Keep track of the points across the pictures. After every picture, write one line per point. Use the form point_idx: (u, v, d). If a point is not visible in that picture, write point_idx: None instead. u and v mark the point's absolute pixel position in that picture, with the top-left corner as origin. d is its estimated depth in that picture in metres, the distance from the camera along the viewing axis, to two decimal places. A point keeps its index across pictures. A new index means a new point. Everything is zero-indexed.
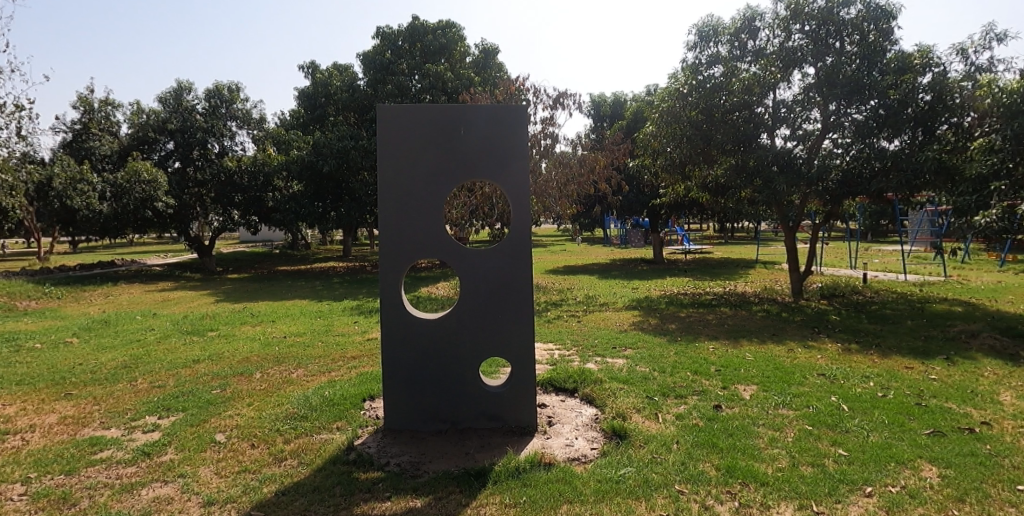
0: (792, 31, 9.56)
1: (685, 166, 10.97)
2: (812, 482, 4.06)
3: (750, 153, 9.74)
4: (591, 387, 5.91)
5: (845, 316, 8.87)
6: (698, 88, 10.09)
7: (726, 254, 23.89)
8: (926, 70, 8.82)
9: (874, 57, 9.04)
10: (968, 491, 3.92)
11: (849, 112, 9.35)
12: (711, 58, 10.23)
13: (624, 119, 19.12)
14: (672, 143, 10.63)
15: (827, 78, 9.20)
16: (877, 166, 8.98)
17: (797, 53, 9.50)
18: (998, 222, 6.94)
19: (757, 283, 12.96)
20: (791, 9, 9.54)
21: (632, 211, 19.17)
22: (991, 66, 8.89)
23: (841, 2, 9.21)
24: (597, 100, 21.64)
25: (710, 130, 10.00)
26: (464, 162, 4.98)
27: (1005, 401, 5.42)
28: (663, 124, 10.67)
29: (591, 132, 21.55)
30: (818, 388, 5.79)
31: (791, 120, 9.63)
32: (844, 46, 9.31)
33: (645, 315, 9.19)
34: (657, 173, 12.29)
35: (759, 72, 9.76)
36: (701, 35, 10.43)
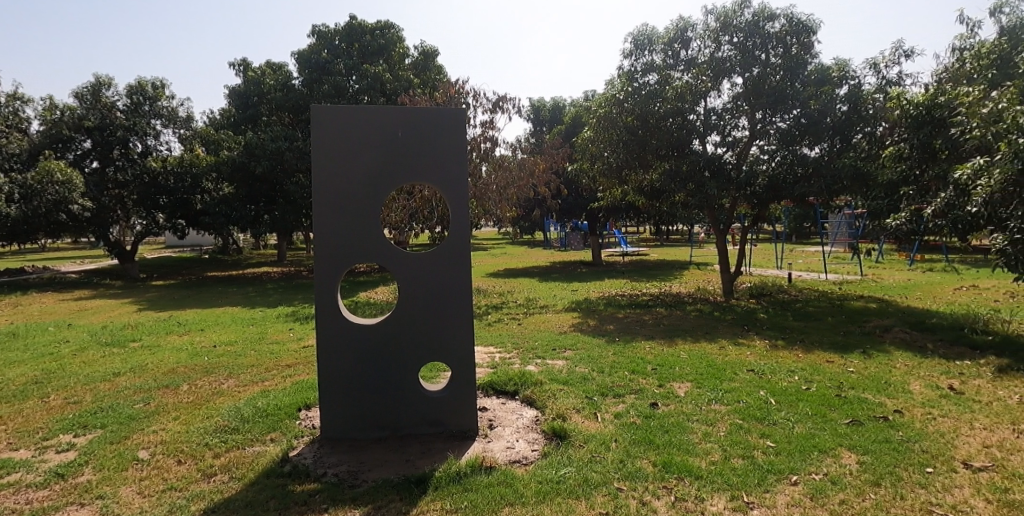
0: (722, 42, 9.87)
1: (621, 171, 11.06)
2: (743, 473, 4.31)
3: (683, 159, 10.04)
4: (532, 388, 5.90)
5: (772, 314, 9.33)
6: (634, 94, 10.19)
7: (661, 256, 24.66)
8: (843, 82, 9.37)
9: (797, 69, 9.50)
10: (883, 475, 4.28)
11: (774, 120, 9.82)
12: (647, 66, 10.38)
13: (563, 123, 19.34)
14: (609, 148, 10.74)
15: (754, 89, 9.61)
16: (800, 171, 9.46)
17: (726, 63, 9.80)
18: (907, 224, 7.22)
19: (691, 284, 13.40)
20: (721, 21, 9.84)
21: (572, 214, 19.47)
22: (900, 80, 9.55)
23: (767, 16, 9.59)
24: (537, 105, 21.83)
25: (646, 135, 10.21)
26: (403, 165, 4.91)
27: (915, 390, 5.86)
28: (600, 129, 10.78)
29: (531, 137, 21.64)
30: (748, 383, 6.04)
31: (721, 127, 9.99)
32: (770, 58, 9.68)
33: (584, 317, 9.34)
34: (595, 178, 12.37)
35: (692, 80, 10.02)
36: (636, 43, 10.57)
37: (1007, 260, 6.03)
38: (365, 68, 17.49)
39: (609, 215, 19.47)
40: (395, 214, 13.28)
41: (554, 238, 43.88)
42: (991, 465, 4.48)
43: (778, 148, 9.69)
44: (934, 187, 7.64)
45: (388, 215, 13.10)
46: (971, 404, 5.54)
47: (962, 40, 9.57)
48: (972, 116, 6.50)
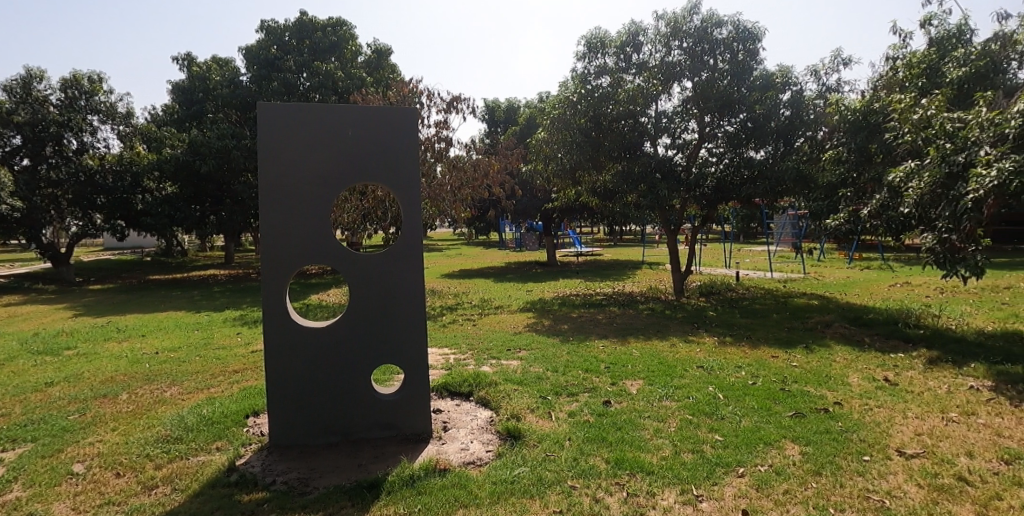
0: (672, 47, 10.07)
1: (575, 173, 11.15)
2: (692, 467, 4.42)
3: (635, 160, 10.22)
4: (486, 389, 5.89)
5: (720, 311, 9.61)
6: (588, 97, 10.29)
7: (614, 256, 25.07)
8: (786, 88, 9.73)
9: (742, 75, 9.74)
10: (824, 465, 4.47)
11: (722, 124, 10.12)
12: (599, 69, 10.49)
13: (518, 124, 19.42)
14: (563, 149, 10.81)
15: (702, 93, 9.82)
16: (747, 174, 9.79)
17: (676, 67, 10.01)
18: (845, 224, 7.54)
19: (643, 284, 13.65)
20: (671, 26, 10.03)
21: (527, 215, 19.57)
22: (839, 86, 9.99)
23: (714, 23, 9.81)
24: (491, 105, 21.82)
25: (599, 137, 10.38)
26: (353, 165, 4.82)
27: (854, 382, 6.14)
28: (554, 130, 10.83)
29: (486, 137, 21.64)
30: (697, 379, 6.20)
31: (672, 130, 10.23)
32: (717, 63, 9.91)
33: (539, 317, 9.40)
34: (548, 179, 12.43)
35: (643, 83, 10.19)
36: (589, 46, 10.67)
37: (938, 260, 6.23)
38: (316, 66, 17.25)
39: (564, 216, 19.67)
40: (347, 214, 13.01)
41: (509, 239, 44.03)
42: (923, 452, 4.74)
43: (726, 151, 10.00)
44: (870, 188, 8.09)
45: (339, 216, 12.82)
46: (904, 395, 5.84)
47: (894, 50, 10.16)
48: (903, 122, 6.88)
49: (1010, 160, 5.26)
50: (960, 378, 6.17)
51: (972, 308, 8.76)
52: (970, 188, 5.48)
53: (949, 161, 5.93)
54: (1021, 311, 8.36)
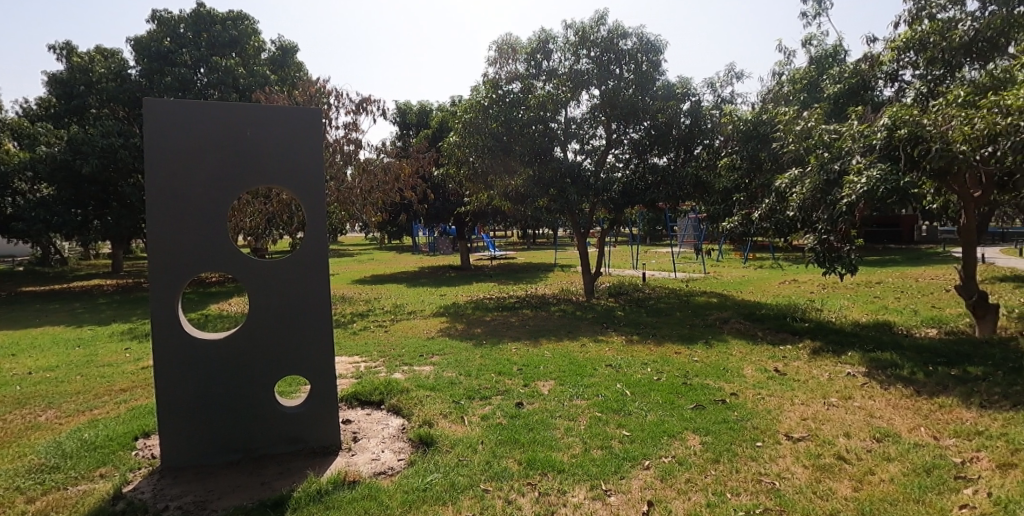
0: (580, 56, 10.38)
1: (487, 177, 11.09)
2: (602, 463, 4.58)
3: (546, 165, 10.40)
4: (398, 397, 5.79)
5: (628, 311, 10.03)
6: (500, 102, 10.35)
7: (528, 259, 25.47)
8: (686, 98, 10.29)
9: (646, 85, 10.09)
10: (722, 453, 4.78)
11: (628, 131, 10.59)
12: (511, 74, 10.60)
13: (430, 128, 19.27)
14: (474, 154, 10.72)
15: (609, 100, 10.16)
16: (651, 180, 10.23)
17: (584, 75, 10.32)
18: (739, 227, 8.11)
19: (555, 286, 13.96)
20: (579, 35, 10.33)
21: (440, 219, 19.44)
22: (732, 98, 10.68)
23: (620, 34, 10.15)
24: (403, 108, 21.38)
25: (510, 142, 10.29)
26: (253, 167, 4.59)
27: (748, 374, 6.60)
28: (465, 134, 10.69)
29: (397, 140, 21.21)
30: (607, 377, 6.42)
31: (581, 136, 10.57)
32: (623, 73, 10.26)
33: (452, 321, 9.37)
34: (461, 183, 12.42)
35: (553, 90, 10.43)
36: (501, 51, 10.78)
37: (818, 257, 6.81)
38: (215, 61, 16.32)
39: (476, 220, 19.70)
40: (249, 219, 12.31)
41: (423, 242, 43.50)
42: (807, 435, 5.18)
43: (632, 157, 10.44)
44: (761, 194, 8.75)
45: (241, 220, 12.10)
46: (792, 383, 6.35)
47: (780, 67, 11.06)
48: (788, 132, 7.44)
49: (876, 169, 5.85)
50: (837, 365, 6.80)
51: (849, 302, 9.66)
52: (844, 193, 6.04)
53: (827, 168, 6.49)
54: (887, 304, 9.34)
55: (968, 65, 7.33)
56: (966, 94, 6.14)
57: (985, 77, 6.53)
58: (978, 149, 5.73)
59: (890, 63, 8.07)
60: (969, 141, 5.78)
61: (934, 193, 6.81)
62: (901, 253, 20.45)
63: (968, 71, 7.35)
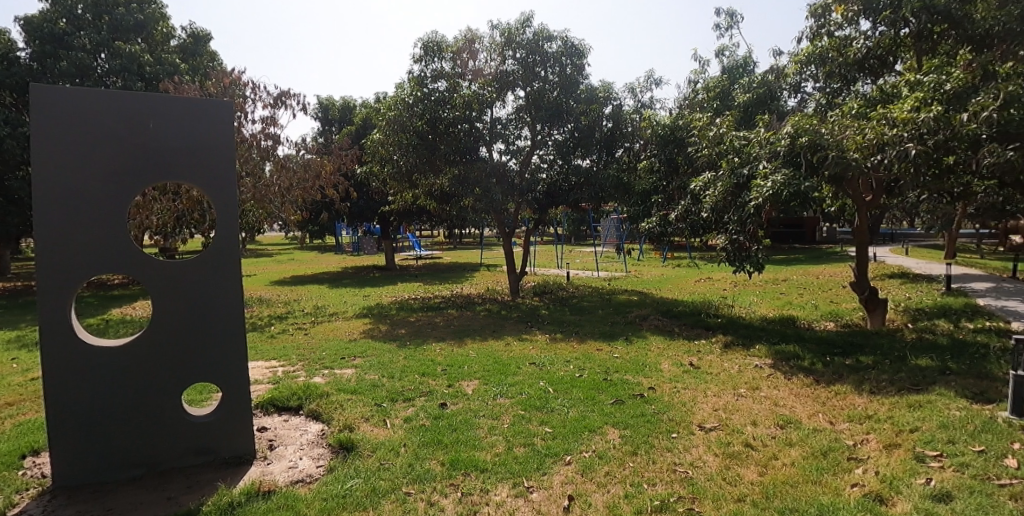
0: (506, 57, 10.43)
1: (411, 176, 10.83)
2: (524, 460, 4.65)
3: (471, 165, 10.41)
4: (318, 401, 5.63)
5: (552, 309, 10.22)
6: (425, 99, 10.15)
7: (455, 259, 25.43)
8: (608, 102, 10.60)
9: (570, 88, 10.34)
10: (640, 445, 4.97)
11: (552, 133, 10.73)
12: (436, 72, 10.42)
13: (353, 124, 18.81)
14: (398, 152, 10.39)
15: (534, 102, 10.34)
16: (575, 180, 10.62)
17: (510, 77, 10.43)
18: (656, 227, 8.45)
19: (481, 286, 14.00)
20: (505, 36, 10.35)
21: (364, 218, 19.01)
22: (651, 104, 11.11)
23: (545, 37, 10.27)
24: (325, 103, 20.69)
25: (436, 142, 10.23)
26: (157, 161, 4.32)
27: (665, 369, 6.89)
28: (390, 132, 10.33)
29: (319, 136, 20.53)
30: (530, 375, 6.51)
31: (506, 136, 10.66)
32: (548, 76, 10.43)
33: (376, 322, 9.20)
34: (385, 181, 12.19)
35: (479, 90, 10.37)
36: (425, 49, 10.48)
37: (729, 256, 7.19)
38: (117, 46, 15.13)
39: (402, 219, 19.43)
40: (155, 216, 11.53)
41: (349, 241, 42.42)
42: (719, 425, 5.47)
43: (556, 158, 10.66)
44: (677, 196, 9.18)
45: (146, 218, 11.32)
46: (705, 376, 6.69)
47: (695, 75, 11.65)
48: (702, 138, 7.82)
49: (780, 174, 6.25)
50: (747, 358, 7.23)
51: (758, 298, 10.30)
52: (752, 196, 6.39)
53: (737, 173, 6.92)
54: (791, 300, 10.02)
55: (861, 80, 8.12)
56: (859, 106, 6.69)
57: (876, 91, 7.10)
58: (868, 157, 6.26)
59: (795, 74, 8.75)
60: (860, 149, 6.28)
61: (832, 197, 7.31)
62: (804, 253, 22.02)
63: (862, 85, 8.17)
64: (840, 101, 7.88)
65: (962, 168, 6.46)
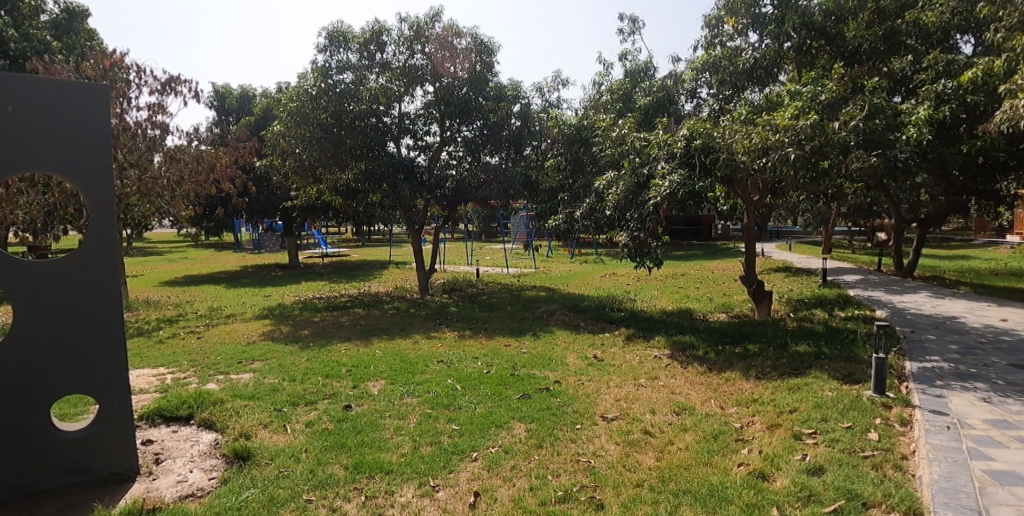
0: (415, 50, 10.23)
1: (315, 169, 10.46)
2: (430, 459, 4.65)
3: (377, 159, 10.04)
4: (210, 409, 5.35)
5: (461, 306, 10.28)
6: (328, 92, 9.75)
7: (363, 256, 24.87)
8: (516, 100, 10.72)
9: (480, 85, 10.36)
10: (545, 438, 5.11)
11: (461, 129, 10.66)
12: (341, 63, 10.08)
13: (252, 115, 17.84)
14: (300, 145, 10.02)
15: (442, 98, 10.25)
16: (484, 177, 10.69)
17: (418, 72, 10.27)
18: (563, 224, 8.69)
19: (389, 284, 13.76)
20: (413, 30, 10.17)
21: (265, 214, 18.11)
22: (558, 104, 11.35)
23: (454, 32, 10.20)
24: (222, 92, 19.42)
25: (342, 135, 9.91)
26: (17, 150, 3.87)
27: (570, 362, 7.12)
28: (291, 123, 10.01)
29: (214, 127, 19.29)
30: (437, 373, 6.52)
31: (415, 132, 10.50)
32: (457, 72, 10.37)
33: (276, 324, 8.85)
34: (287, 176, 11.69)
35: (386, 84, 10.22)
36: (331, 39, 10.17)
37: (630, 253, 7.46)
38: None
39: (306, 215, 18.70)
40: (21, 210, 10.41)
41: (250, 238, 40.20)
42: (620, 414, 5.73)
43: (465, 154, 10.60)
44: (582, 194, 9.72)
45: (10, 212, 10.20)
46: (608, 368, 6.98)
47: (600, 78, 12.03)
48: (606, 138, 8.15)
49: (676, 175, 6.58)
50: (647, 349, 7.62)
51: (658, 292, 10.87)
52: (651, 195, 6.69)
53: (638, 173, 7.22)
54: (689, 293, 10.65)
55: (750, 88, 8.51)
56: (746, 112, 7.18)
57: (763, 100, 7.60)
58: (754, 160, 6.65)
59: (691, 80, 9.11)
60: (747, 152, 6.68)
61: (724, 196, 7.80)
62: (699, 249, 23.47)
63: (750, 94, 8.53)
64: (731, 108, 8.30)
65: (835, 172, 7.10)
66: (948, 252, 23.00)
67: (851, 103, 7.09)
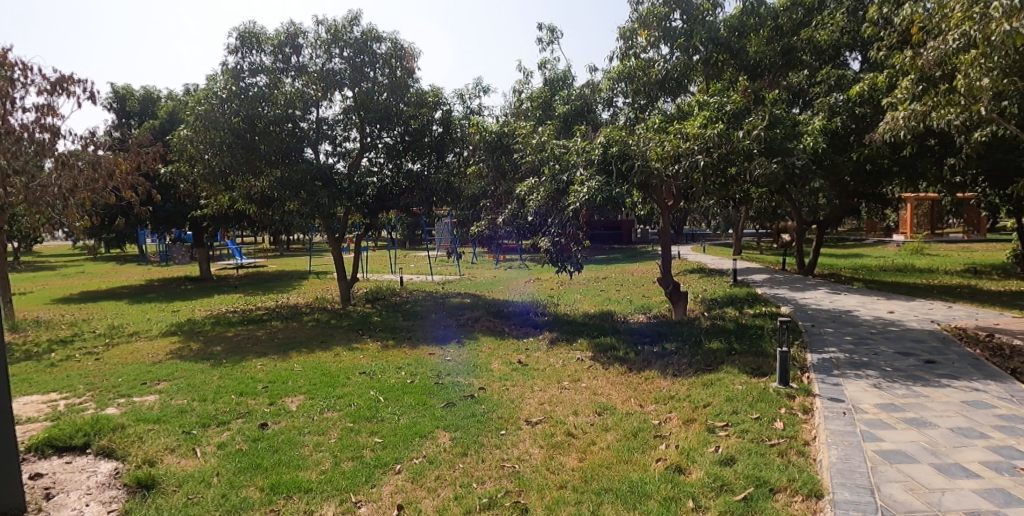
0: (333, 54, 10.03)
1: (227, 177, 10.16)
2: (351, 475, 4.56)
3: (294, 166, 9.79)
4: (109, 436, 5.02)
5: (385, 316, 10.14)
6: (240, 95, 9.35)
7: (282, 267, 23.99)
8: (437, 106, 10.68)
9: (400, 91, 10.28)
10: (469, 445, 5.14)
11: (381, 135, 10.66)
12: (254, 66, 9.70)
13: (156, 119, 16.77)
14: (210, 150, 9.63)
15: (362, 103, 10.10)
16: (405, 184, 10.63)
17: (336, 76, 10.03)
18: (487, 230, 8.75)
19: (310, 295, 13.34)
20: (331, 33, 9.97)
21: (172, 223, 17.09)
22: (480, 110, 11.36)
23: (373, 37, 10.08)
24: (122, 93, 18.13)
25: (256, 141, 9.53)
26: None
27: (495, 368, 7.20)
28: (199, 127, 9.49)
29: (114, 130, 17.97)
30: (360, 385, 6.41)
31: (333, 137, 10.25)
32: (377, 77, 10.26)
33: (185, 341, 8.39)
34: (195, 182, 11.12)
35: (302, 88, 9.86)
36: (241, 40, 9.75)
37: (552, 257, 7.67)
38: None
39: (217, 224, 17.80)
40: None
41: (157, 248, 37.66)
42: (544, 418, 5.85)
43: (385, 161, 10.64)
44: (504, 200, 9.51)
45: None
46: (532, 372, 7.11)
47: (520, 85, 12.07)
48: (526, 144, 8.15)
49: (594, 181, 6.78)
50: (570, 352, 7.81)
51: (581, 295, 11.16)
52: (571, 200, 6.89)
53: (557, 179, 7.41)
54: (610, 295, 10.99)
55: (663, 98, 8.90)
56: (661, 120, 7.44)
57: (677, 108, 7.97)
58: (668, 166, 6.94)
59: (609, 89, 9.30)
60: (661, 159, 6.94)
61: (641, 202, 8.10)
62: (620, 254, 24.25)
63: (664, 103, 8.93)
64: (647, 116, 8.59)
65: (741, 178, 7.64)
66: (843, 250, 24.95)
67: (753, 114, 7.59)
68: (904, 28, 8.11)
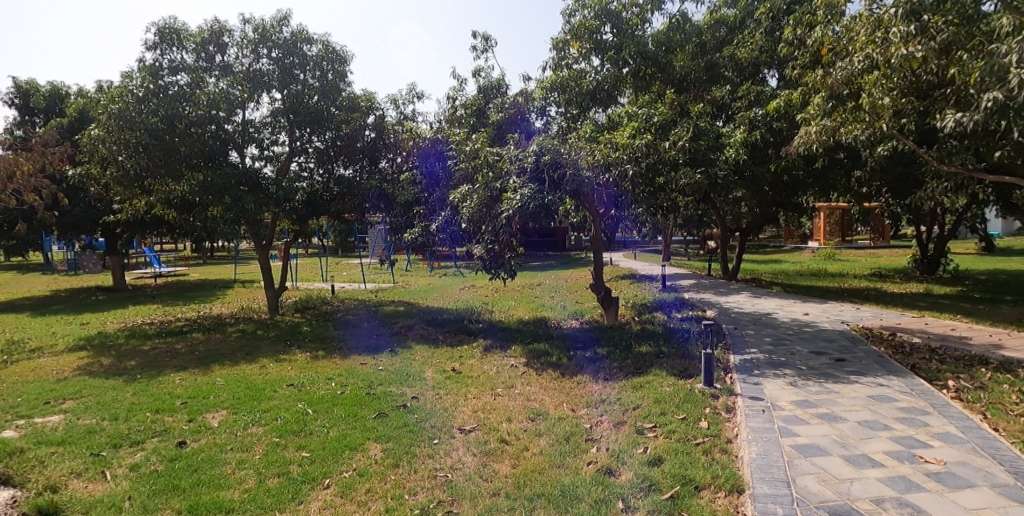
0: (260, 55, 9.74)
1: (143, 180, 9.55)
2: (277, 492, 4.42)
3: (216, 171, 9.41)
4: (5, 462, 4.65)
5: (315, 325, 9.89)
6: (158, 94, 8.89)
7: (205, 275, 22.88)
8: (370, 111, 10.60)
9: (331, 94, 10.19)
10: (400, 456, 5.10)
11: (311, 139, 10.50)
12: (174, 64, 9.26)
13: (64, 117, 15.65)
14: (124, 151, 9.07)
15: (291, 106, 9.86)
16: (336, 190, 10.59)
17: (263, 77, 9.73)
18: (420, 237, 8.70)
19: (234, 305, 12.81)
20: (258, 33, 9.67)
21: (82, 228, 15.97)
22: (413, 116, 11.32)
23: (303, 38, 9.91)
24: (25, 88, 16.81)
25: (175, 142, 9.01)
26: None
27: (428, 376, 7.17)
28: (112, 127, 8.91)
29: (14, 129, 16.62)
30: (287, 398, 6.24)
31: (259, 140, 9.89)
32: (308, 79, 10.08)
33: (96, 355, 7.88)
34: (108, 186, 10.45)
35: (227, 88, 9.42)
36: (161, 36, 9.31)
37: (486, 263, 7.79)
38: None
39: (132, 230, 16.75)
40: None
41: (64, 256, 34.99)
42: (477, 425, 5.88)
43: (316, 166, 10.60)
44: (438, 207, 9.42)
45: None
46: (466, 380, 7.14)
47: (453, 91, 12.07)
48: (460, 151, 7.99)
49: (527, 188, 6.86)
50: (503, 359, 7.89)
51: (515, 302, 11.27)
52: (504, 208, 6.83)
53: (490, 186, 7.32)
54: (544, 302, 11.17)
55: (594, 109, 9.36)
56: (590, 130, 7.71)
57: (607, 119, 8.22)
58: (599, 174, 7.13)
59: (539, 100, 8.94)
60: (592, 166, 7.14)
61: (574, 210, 8.20)
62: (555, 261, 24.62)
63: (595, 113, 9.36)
64: (579, 125, 8.74)
65: (671, 186, 7.94)
66: (764, 255, 26.34)
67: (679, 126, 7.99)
68: (815, 49, 8.60)
